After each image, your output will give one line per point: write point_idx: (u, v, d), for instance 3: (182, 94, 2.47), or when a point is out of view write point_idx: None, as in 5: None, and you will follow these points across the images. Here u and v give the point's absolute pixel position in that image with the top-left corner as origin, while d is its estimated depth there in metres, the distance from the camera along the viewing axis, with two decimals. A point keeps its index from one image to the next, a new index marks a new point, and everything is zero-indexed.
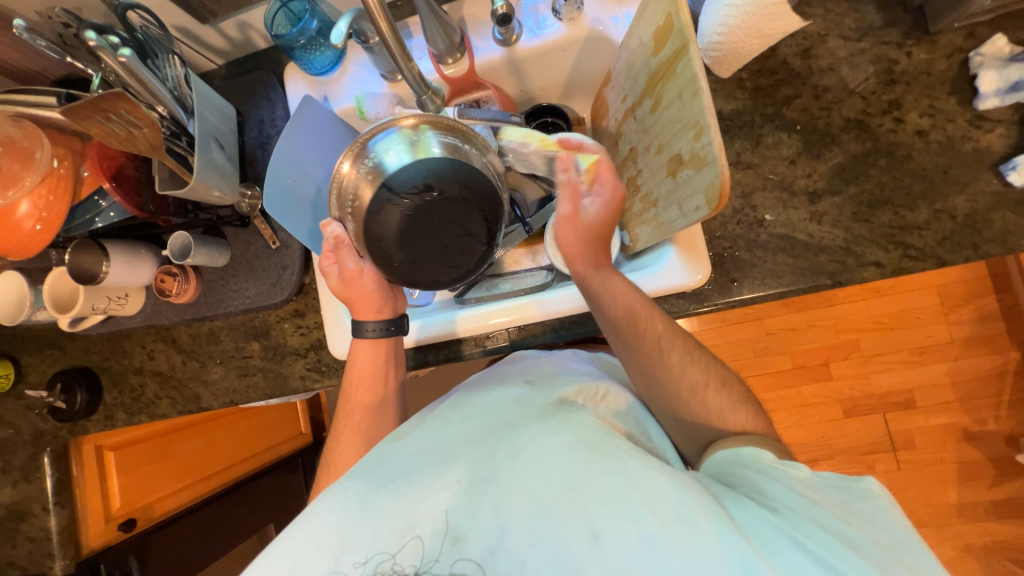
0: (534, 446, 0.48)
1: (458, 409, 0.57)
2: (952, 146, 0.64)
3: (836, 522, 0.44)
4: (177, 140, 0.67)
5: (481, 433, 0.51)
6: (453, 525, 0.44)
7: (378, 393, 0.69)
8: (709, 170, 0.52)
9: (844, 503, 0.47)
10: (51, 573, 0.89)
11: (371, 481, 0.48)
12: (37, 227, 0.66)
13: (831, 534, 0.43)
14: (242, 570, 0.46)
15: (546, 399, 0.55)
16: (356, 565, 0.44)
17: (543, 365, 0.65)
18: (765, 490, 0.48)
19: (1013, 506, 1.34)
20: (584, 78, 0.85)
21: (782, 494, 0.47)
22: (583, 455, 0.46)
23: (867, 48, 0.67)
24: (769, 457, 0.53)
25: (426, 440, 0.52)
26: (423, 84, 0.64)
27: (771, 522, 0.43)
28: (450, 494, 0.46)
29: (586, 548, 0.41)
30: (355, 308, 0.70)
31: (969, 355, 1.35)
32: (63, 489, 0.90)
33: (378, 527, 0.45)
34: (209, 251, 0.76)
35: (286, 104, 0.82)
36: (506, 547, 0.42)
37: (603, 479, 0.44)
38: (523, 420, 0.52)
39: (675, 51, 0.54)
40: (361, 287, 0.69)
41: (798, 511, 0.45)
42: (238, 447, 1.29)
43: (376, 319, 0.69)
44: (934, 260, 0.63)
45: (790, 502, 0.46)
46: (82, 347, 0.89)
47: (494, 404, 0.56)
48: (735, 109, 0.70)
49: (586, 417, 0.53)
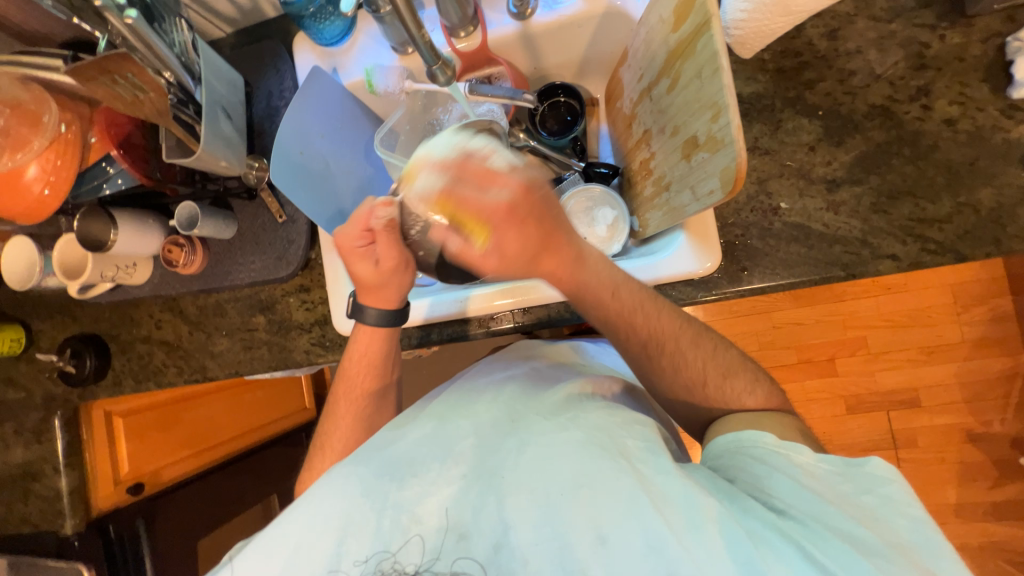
0: (540, 441, 0.48)
1: (463, 399, 0.57)
2: (980, 137, 0.62)
3: (844, 518, 0.42)
4: (184, 108, 0.64)
5: (487, 426, 0.52)
6: (455, 520, 0.45)
7: (377, 368, 0.70)
8: (725, 153, 0.50)
9: (853, 492, 0.45)
10: (61, 532, 0.89)
11: (374, 469, 0.49)
12: (45, 191, 0.65)
13: (837, 535, 0.41)
14: (242, 557, 0.46)
15: (553, 394, 0.56)
16: (356, 562, 0.44)
17: (547, 355, 0.67)
18: (768, 487, 0.46)
19: (1013, 509, 1.34)
20: (600, 57, 0.83)
21: (787, 490, 0.45)
22: (591, 454, 0.46)
23: (898, 31, 0.64)
24: (770, 442, 0.49)
25: (433, 426, 0.53)
26: (435, 54, 0.61)
27: (772, 524, 0.42)
28: (451, 489, 0.46)
29: (591, 548, 0.41)
30: (365, 291, 0.67)
31: (979, 355, 1.33)
32: (74, 451, 0.92)
33: (381, 516, 0.46)
34: (216, 223, 0.76)
35: (295, 75, 0.80)
36: (510, 545, 0.43)
37: (612, 479, 0.44)
38: (530, 416, 0.52)
39: (696, 28, 0.52)
40: (398, 278, 0.66)
41: (802, 510, 0.43)
42: (242, 420, 1.31)
43: (383, 309, 0.68)
44: (952, 255, 0.62)
45: (797, 499, 0.44)
46: (91, 315, 0.90)
47: (498, 395, 0.56)
48: (755, 92, 0.67)
49: (596, 411, 0.53)
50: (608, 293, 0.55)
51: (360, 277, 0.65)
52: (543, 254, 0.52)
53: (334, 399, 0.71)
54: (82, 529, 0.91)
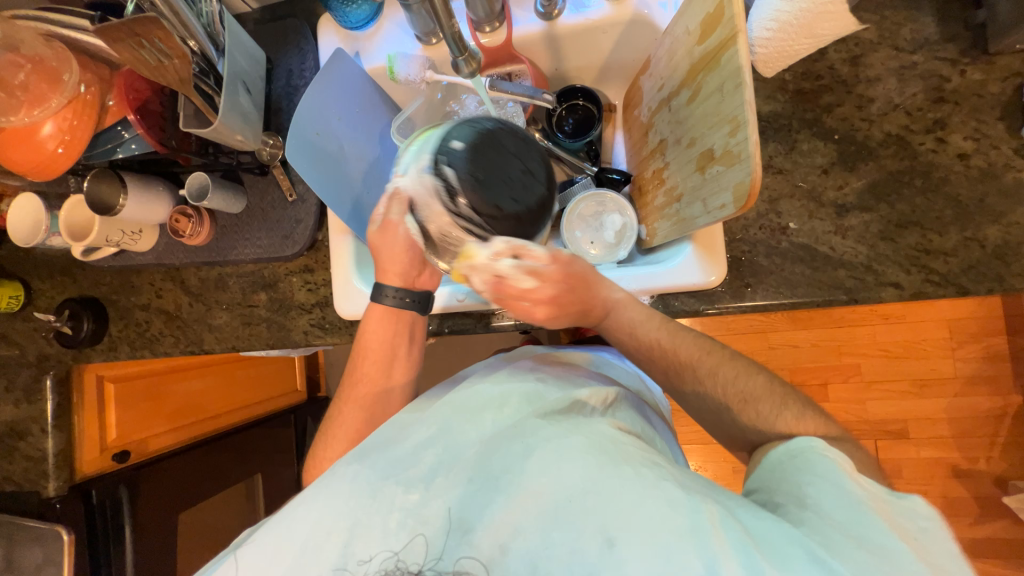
0: (548, 446, 0.47)
1: (472, 396, 0.55)
2: (992, 174, 0.62)
3: (879, 530, 0.42)
4: (205, 78, 0.65)
5: (492, 430, 0.51)
6: (462, 519, 0.45)
7: (383, 358, 0.72)
8: (740, 168, 0.51)
9: (892, 512, 0.44)
10: (43, 493, 0.89)
11: (380, 469, 0.49)
12: (59, 150, 0.65)
13: (860, 542, 0.41)
14: (243, 549, 0.47)
15: (557, 400, 0.54)
16: (362, 562, 0.45)
17: (554, 368, 0.63)
18: (809, 497, 0.46)
19: (991, 546, 1.34)
20: (621, 64, 0.83)
21: (823, 497, 0.45)
22: (599, 461, 0.45)
23: (919, 62, 0.65)
24: (818, 451, 0.50)
25: (437, 424, 0.53)
26: (460, 44, 0.60)
27: (792, 534, 0.41)
28: (457, 492, 0.47)
29: (598, 554, 0.41)
30: (383, 270, 0.71)
31: (971, 392, 1.34)
32: (63, 412, 0.91)
33: (388, 518, 0.46)
34: (226, 196, 0.76)
35: (317, 56, 0.81)
36: (516, 549, 0.43)
37: (619, 486, 0.43)
38: (536, 418, 0.51)
39: (721, 41, 0.52)
40: (393, 244, 0.70)
41: (833, 518, 0.43)
42: (234, 395, 1.31)
43: (398, 287, 0.71)
44: (955, 287, 0.62)
45: (832, 508, 0.44)
46: (92, 278, 0.90)
47: (503, 400, 0.54)
48: (773, 111, 0.68)
49: (599, 421, 0.52)
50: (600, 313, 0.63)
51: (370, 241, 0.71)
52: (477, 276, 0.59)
53: (342, 386, 0.74)
54: (64, 492, 0.90)
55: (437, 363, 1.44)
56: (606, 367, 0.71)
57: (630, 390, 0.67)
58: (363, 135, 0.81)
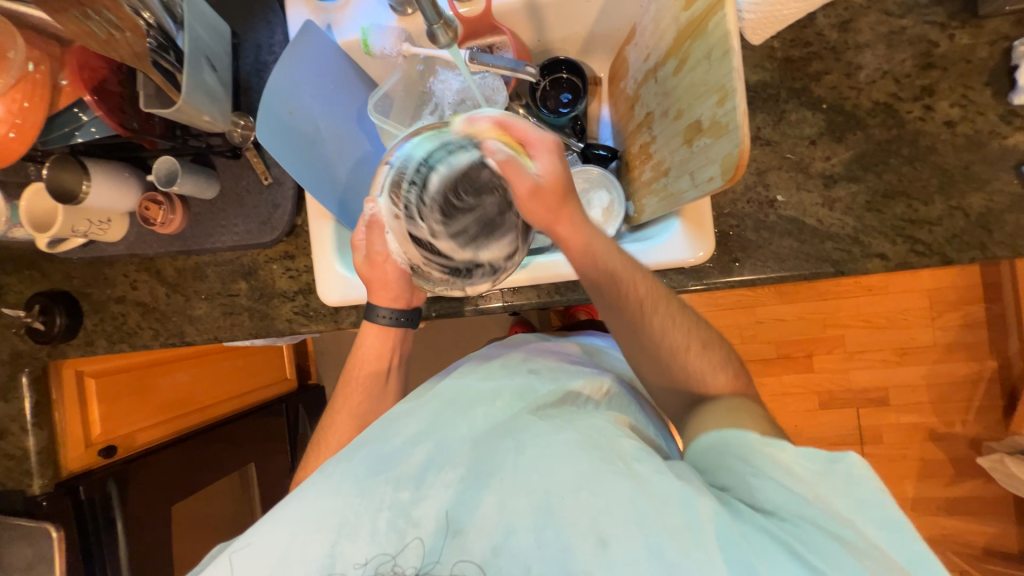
0: (539, 442, 0.48)
1: (460, 398, 0.55)
2: (978, 141, 0.62)
3: (830, 518, 0.41)
4: (164, 54, 0.61)
5: (483, 425, 0.52)
6: (454, 522, 0.45)
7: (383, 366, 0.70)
8: (728, 139, 0.49)
9: (833, 489, 0.42)
10: (29, 491, 0.90)
11: (367, 467, 0.48)
12: (10, 134, 0.61)
13: (818, 529, 0.40)
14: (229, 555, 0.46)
15: (547, 396, 0.55)
16: (356, 565, 0.44)
17: (547, 356, 0.64)
18: (758, 492, 0.44)
19: (964, 504, 1.41)
20: (605, 35, 0.80)
21: (772, 491, 0.43)
22: (591, 456, 0.46)
23: (908, 27, 0.63)
24: (754, 438, 0.47)
25: (424, 425, 0.52)
26: (435, 12, 0.56)
27: (760, 525, 0.41)
28: (449, 492, 0.47)
29: (593, 551, 0.42)
30: (372, 291, 0.68)
31: (948, 359, 1.37)
32: (44, 410, 0.90)
33: (377, 517, 0.45)
34: (197, 181, 0.73)
35: (286, 29, 0.77)
36: (509, 550, 0.44)
37: (611, 483, 0.44)
38: (527, 416, 0.51)
39: (709, 5, 0.50)
40: (385, 275, 0.66)
41: (792, 513, 0.41)
42: (222, 386, 1.30)
43: (389, 307, 0.68)
44: (939, 257, 0.63)
45: (780, 501, 0.43)
46: (62, 270, 0.86)
47: (495, 394, 0.55)
48: (761, 81, 0.66)
49: (591, 415, 0.53)
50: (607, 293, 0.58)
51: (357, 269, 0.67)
52: (566, 206, 0.56)
53: (335, 393, 0.71)
54: (50, 488, 0.91)
55: (427, 348, 1.43)
56: (600, 356, 0.71)
57: (621, 377, 0.67)
58: (339, 114, 0.77)
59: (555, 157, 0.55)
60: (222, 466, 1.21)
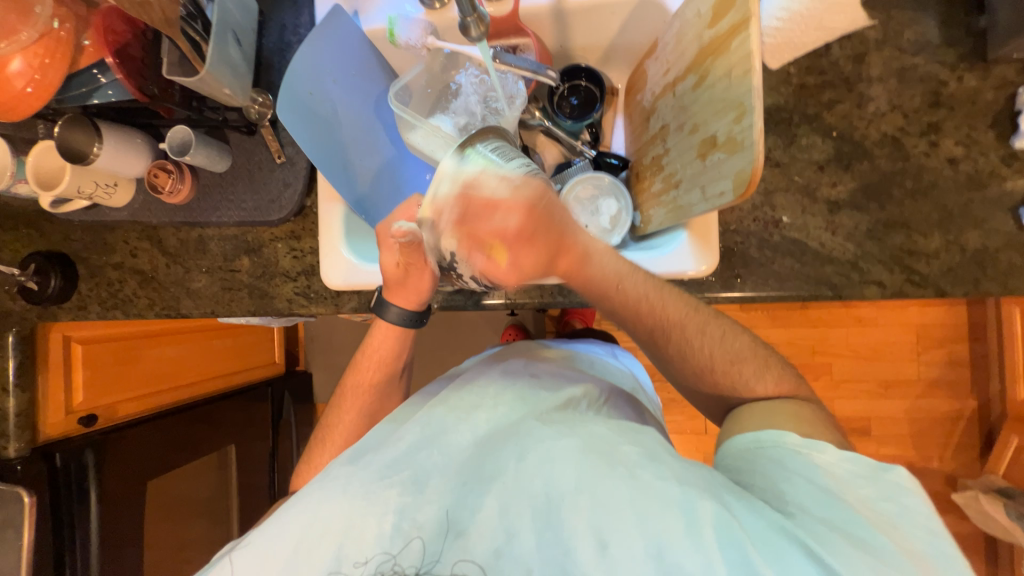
0: (540, 446, 0.49)
1: (467, 398, 0.56)
2: (978, 181, 0.64)
3: (853, 520, 0.42)
4: (193, 22, 0.62)
5: (484, 428, 0.53)
6: (454, 522, 0.46)
7: (380, 351, 0.70)
8: (742, 155, 0.51)
9: (871, 497, 0.44)
10: (3, 454, 0.86)
11: (374, 472, 0.49)
12: (28, 89, 0.61)
13: (848, 538, 0.41)
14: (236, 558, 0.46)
15: (550, 399, 0.56)
16: (356, 565, 0.44)
17: (548, 362, 0.64)
18: (784, 493, 0.46)
19: None
20: (626, 47, 0.82)
21: (803, 493, 0.45)
22: (590, 459, 0.47)
23: (919, 65, 0.65)
24: (792, 441, 0.49)
25: (425, 430, 0.53)
26: (471, 4, 0.58)
27: (780, 524, 0.42)
28: (450, 495, 0.48)
29: (591, 552, 0.43)
30: (391, 287, 0.67)
31: (931, 395, 1.40)
32: (26, 371, 0.87)
33: (382, 520, 0.46)
34: (209, 153, 0.72)
35: (313, 12, 0.77)
36: (510, 550, 0.45)
37: (609, 487, 0.45)
38: (532, 421, 0.52)
39: (734, 24, 0.51)
40: (416, 278, 0.65)
41: (818, 516, 0.43)
42: (210, 364, 1.28)
43: (403, 307, 0.68)
44: (933, 289, 0.65)
45: (812, 505, 0.44)
46: (60, 233, 0.85)
47: (497, 398, 0.56)
48: (776, 104, 0.68)
49: (596, 421, 0.53)
50: (616, 278, 0.54)
51: (384, 269, 0.65)
52: (560, 256, 0.49)
53: (342, 392, 0.71)
54: (26, 454, 0.87)
55: (420, 343, 1.43)
56: (598, 364, 0.71)
57: (621, 388, 0.68)
58: (359, 100, 0.78)
59: (524, 213, 0.45)
60: (202, 445, 1.18)
